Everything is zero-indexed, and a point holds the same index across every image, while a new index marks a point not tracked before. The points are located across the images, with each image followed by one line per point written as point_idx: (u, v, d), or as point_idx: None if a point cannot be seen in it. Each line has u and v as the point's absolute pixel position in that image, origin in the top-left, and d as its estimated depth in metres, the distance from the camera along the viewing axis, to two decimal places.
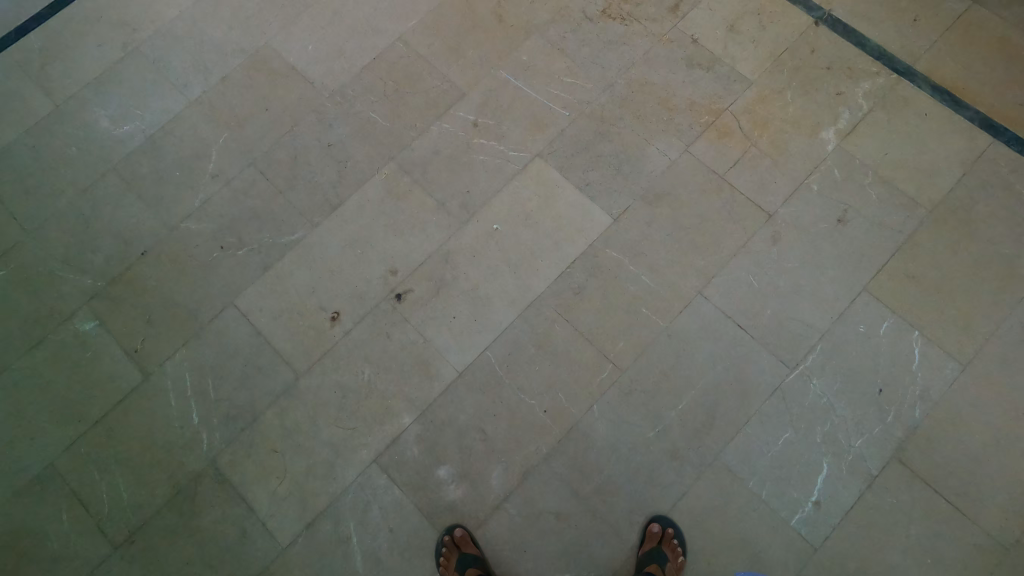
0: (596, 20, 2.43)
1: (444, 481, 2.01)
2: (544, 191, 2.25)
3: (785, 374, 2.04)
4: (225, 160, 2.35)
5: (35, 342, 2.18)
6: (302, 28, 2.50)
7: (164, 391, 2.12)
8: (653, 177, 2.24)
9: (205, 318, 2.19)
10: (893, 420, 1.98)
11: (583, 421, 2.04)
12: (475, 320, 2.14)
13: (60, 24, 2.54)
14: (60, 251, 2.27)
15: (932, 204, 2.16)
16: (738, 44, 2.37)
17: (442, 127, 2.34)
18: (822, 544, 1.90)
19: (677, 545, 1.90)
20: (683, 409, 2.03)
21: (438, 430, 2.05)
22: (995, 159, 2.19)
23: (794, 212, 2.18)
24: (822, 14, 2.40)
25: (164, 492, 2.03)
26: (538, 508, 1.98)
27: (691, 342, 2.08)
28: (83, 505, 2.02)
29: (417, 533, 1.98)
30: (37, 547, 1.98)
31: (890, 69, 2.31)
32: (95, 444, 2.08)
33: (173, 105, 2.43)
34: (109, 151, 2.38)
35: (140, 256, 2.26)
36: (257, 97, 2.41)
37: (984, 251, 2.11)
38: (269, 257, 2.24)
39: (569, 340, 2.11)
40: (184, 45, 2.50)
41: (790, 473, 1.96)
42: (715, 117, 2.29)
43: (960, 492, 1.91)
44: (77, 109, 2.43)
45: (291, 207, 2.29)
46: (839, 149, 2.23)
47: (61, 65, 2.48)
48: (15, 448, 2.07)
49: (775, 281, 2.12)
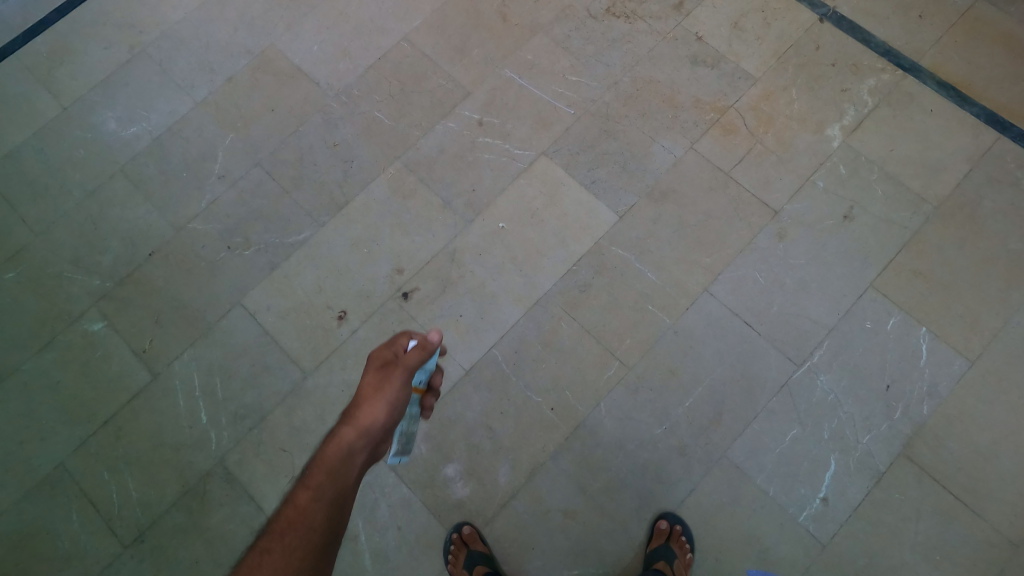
0: (600, 18, 2.43)
1: (452, 478, 2.02)
2: (549, 189, 2.25)
3: (792, 371, 2.04)
4: (232, 162, 2.36)
5: (45, 343, 2.19)
6: (308, 28, 2.51)
7: (173, 391, 2.14)
8: (659, 175, 2.24)
9: (213, 318, 2.20)
10: (901, 417, 1.98)
11: (589, 419, 2.04)
12: (482, 319, 2.14)
13: (67, 27, 2.55)
14: (68, 252, 2.28)
15: (938, 199, 2.16)
16: (743, 41, 2.37)
17: (447, 125, 2.34)
18: (831, 541, 1.90)
19: (684, 542, 1.90)
20: (690, 406, 2.03)
21: (446, 428, 2.06)
22: (1001, 154, 2.18)
23: (800, 209, 2.18)
24: (826, 11, 2.39)
25: (173, 490, 2.04)
26: (546, 506, 1.98)
27: (697, 340, 2.09)
28: (92, 505, 2.04)
29: (425, 530, 1.99)
30: (48, 547, 2.00)
31: (896, 65, 2.30)
32: (104, 443, 2.09)
33: (180, 106, 2.44)
34: (117, 153, 2.40)
35: (147, 257, 2.27)
36: (263, 98, 2.43)
37: (991, 246, 2.10)
38: (276, 257, 2.25)
39: (576, 337, 2.11)
40: (191, 47, 2.51)
41: (797, 470, 1.96)
42: (719, 115, 2.29)
43: (969, 488, 1.90)
44: (84, 111, 2.45)
45: (298, 207, 2.30)
46: (845, 145, 2.23)
47: (68, 67, 2.50)
48: (25, 449, 2.09)
49: (782, 278, 2.12)
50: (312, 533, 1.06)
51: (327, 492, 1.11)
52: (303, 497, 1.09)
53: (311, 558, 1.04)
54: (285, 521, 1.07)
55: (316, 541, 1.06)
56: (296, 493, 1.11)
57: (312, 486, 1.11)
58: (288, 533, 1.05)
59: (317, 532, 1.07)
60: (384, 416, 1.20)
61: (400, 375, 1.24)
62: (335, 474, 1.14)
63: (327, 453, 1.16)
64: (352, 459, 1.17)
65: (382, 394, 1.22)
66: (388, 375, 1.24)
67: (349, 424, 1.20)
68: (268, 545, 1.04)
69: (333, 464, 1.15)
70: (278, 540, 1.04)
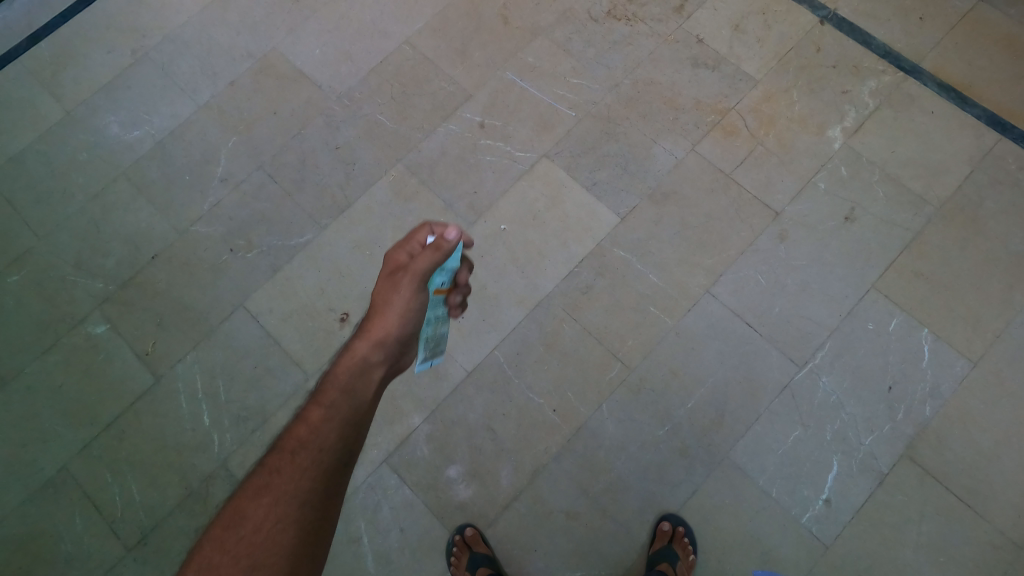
0: (601, 21, 2.44)
1: (454, 480, 2.02)
2: (550, 191, 2.26)
3: (794, 372, 2.04)
4: (234, 165, 2.37)
5: (49, 345, 2.20)
6: (310, 32, 2.52)
7: (175, 393, 2.14)
8: (660, 176, 2.25)
9: (216, 320, 2.21)
10: (903, 418, 1.98)
11: (592, 420, 2.04)
12: (484, 320, 2.15)
13: (70, 32, 2.57)
14: (71, 256, 2.29)
15: (940, 200, 2.16)
16: (744, 43, 2.38)
17: (448, 128, 2.35)
18: (834, 542, 1.90)
19: (687, 543, 1.90)
20: (692, 407, 2.03)
21: (448, 429, 2.06)
22: (1002, 155, 2.18)
23: (802, 210, 2.18)
24: (827, 13, 2.39)
25: (176, 492, 2.05)
26: (548, 507, 1.98)
27: (699, 341, 2.09)
28: (95, 507, 2.04)
29: (428, 532, 1.99)
30: (51, 549, 2.00)
31: (896, 67, 2.30)
32: (107, 446, 2.10)
33: (182, 110, 2.45)
34: (120, 156, 2.41)
35: (150, 260, 2.28)
36: (266, 101, 2.43)
37: (993, 248, 2.10)
38: (279, 259, 2.26)
39: (578, 339, 2.11)
40: (193, 51, 2.53)
41: (800, 471, 1.95)
42: (720, 116, 2.30)
43: (973, 490, 1.90)
44: (87, 115, 2.46)
45: (300, 210, 2.30)
46: (845, 146, 2.23)
47: (71, 72, 2.52)
48: (29, 452, 2.10)
49: (783, 279, 2.12)
50: (323, 453, 1.09)
51: (343, 398, 1.16)
52: (318, 414, 1.14)
53: (331, 457, 1.09)
54: (301, 430, 1.12)
55: (334, 443, 1.11)
56: (312, 404, 1.16)
57: (325, 403, 1.15)
58: (306, 436, 1.11)
59: (335, 435, 1.11)
60: (398, 322, 1.25)
61: (410, 281, 1.26)
62: (352, 381, 1.18)
63: (343, 361, 1.22)
64: (370, 365, 1.22)
65: (393, 300, 1.26)
66: (397, 279, 1.28)
67: (364, 335, 1.26)
68: (291, 450, 1.09)
69: (348, 371, 1.20)
70: (297, 444, 1.09)
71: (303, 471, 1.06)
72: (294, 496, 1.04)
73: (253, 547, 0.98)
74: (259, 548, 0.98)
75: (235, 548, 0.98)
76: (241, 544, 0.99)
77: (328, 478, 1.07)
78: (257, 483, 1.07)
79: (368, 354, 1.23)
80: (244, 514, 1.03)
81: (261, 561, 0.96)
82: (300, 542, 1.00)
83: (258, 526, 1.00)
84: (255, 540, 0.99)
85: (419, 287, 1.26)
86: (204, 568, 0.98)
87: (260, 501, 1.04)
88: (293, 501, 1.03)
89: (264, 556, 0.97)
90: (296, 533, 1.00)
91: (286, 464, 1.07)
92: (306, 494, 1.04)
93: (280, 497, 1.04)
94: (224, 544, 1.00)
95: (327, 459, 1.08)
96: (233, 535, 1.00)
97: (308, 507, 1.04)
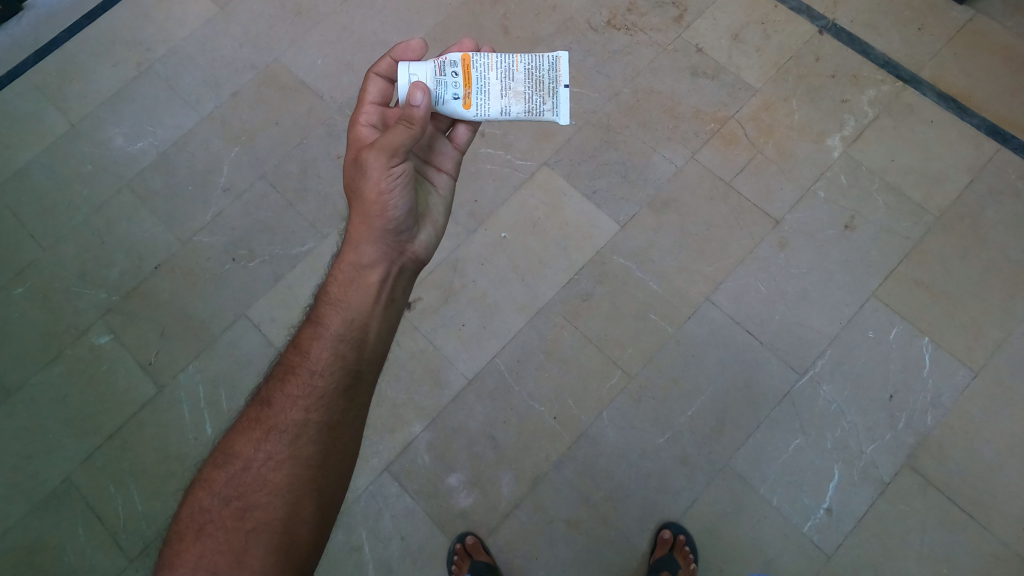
0: (601, 30, 2.46)
1: (454, 488, 2.02)
2: (551, 199, 2.27)
3: (795, 381, 2.04)
4: (236, 175, 2.39)
5: (52, 357, 2.21)
6: (312, 43, 2.54)
7: (178, 403, 2.14)
8: (661, 184, 2.26)
9: (217, 329, 2.22)
10: (904, 427, 1.97)
11: (592, 428, 2.04)
12: (484, 328, 2.15)
13: (76, 46, 2.59)
14: (75, 267, 2.30)
15: (940, 209, 2.16)
16: (743, 53, 2.40)
17: None
18: (836, 551, 1.89)
19: (688, 552, 1.89)
20: (693, 416, 2.03)
21: (449, 438, 2.06)
22: (1002, 165, 2.19)
23: (802, 218, 2.19)
24: (825, 23, 2.41)
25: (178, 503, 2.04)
26: (549, 516, 1.98)
27: (700, 349, 2.09)
28: (98, 518, 2.04)
29: (429, 541, 1.99)
30: (54, 561, 2.00)
31: (895, 76, 2.32)
32: (109, 456, 2.10)
33: (186, 122, 2.47)
34: (124, 168, 2.42)
35: (153, 270, 2.29)
36: (268, 112, 2.45)
37: (994, 257, 2.10)
38: (280, 267, 2.27)
39: (578, 347, 2.11)
40: (196, 63, 2.55)
41: (801, 479, 1.95)
42: (720, 125, 2.31)
43: (975, 500, 1.89)
44: (92, 128, 2.48)
45: (302, 218, 2.32)
46: (845, 155, 2.24)
47: (76, 85, 2.54)
48: (32, 463, 2.10)
49: (785, 287, 2.12)
50: (311, 373, 1.18)
51: (332, 319, 1.24)
52: (305, 340, 1.23)
53: (322, 383, 1.17)
54: (289, 360, 1.22)
55: (326, 370, 1.18)
56: (299, 334, 1.25)
57: (315, 325, 1.25)
58: (293, 364, 1.21)
59: (327, 364, 1.19)
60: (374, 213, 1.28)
61: (374, 157, 1.25)
62: (340, 299, 1.26)
63: (330, 284, 1.29)
64: (360, 271, 1.29)
65: (361, 186, 1.28)
66: (361, 162, 1.27)
67: (347, 243, 1.31)
68: (280, 380, 1.19)
69: (335, 288, 1.28)
70: (286, 377, 1.19)
71: (293, 398, 1.16)
72: (284, 435, 1.12)
73: (244, 489, 1.08)
74: (254, 492, 1.07)
75: (229, 491, 1.08)
76: (232, 486, 1.09)
77: (319, 401, 1.16)
78: (249, 421, 1.16)
79: (356, 260, 1.29)
80: (239, 453, 1.12)
81: (253, 502, 1.06)
82: (297, 479, 1.09)
83: (248, 465, 1.10)
84: (246, 482, 1.08)
85: (389, 158, 1.24)
86: (203, 509, 1.07)
87: (252, 439, 1.13)
88: (284, 437, 1.12)
89: (259, 499, 1.06)
90: (284, 468, 1.09)
91: (277, 397, 1.17)
92: (299, 430, 1.13)
93: (273, 427, 1.14)
94: (220, 483, 1.10)
95: (320, 391, 1.17)
96: (224, 475, 1.10)
97: (303, 442, 1.12)
